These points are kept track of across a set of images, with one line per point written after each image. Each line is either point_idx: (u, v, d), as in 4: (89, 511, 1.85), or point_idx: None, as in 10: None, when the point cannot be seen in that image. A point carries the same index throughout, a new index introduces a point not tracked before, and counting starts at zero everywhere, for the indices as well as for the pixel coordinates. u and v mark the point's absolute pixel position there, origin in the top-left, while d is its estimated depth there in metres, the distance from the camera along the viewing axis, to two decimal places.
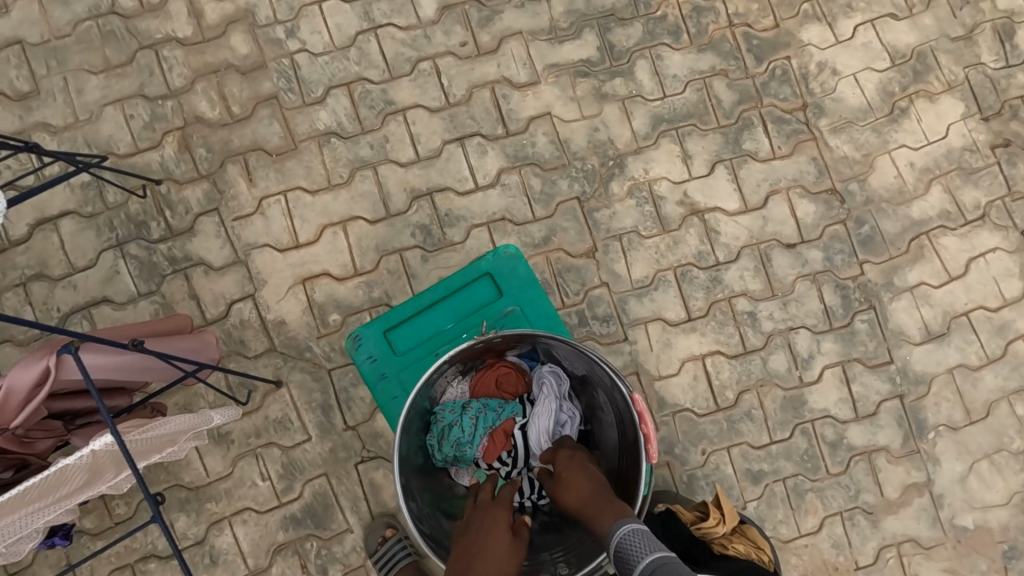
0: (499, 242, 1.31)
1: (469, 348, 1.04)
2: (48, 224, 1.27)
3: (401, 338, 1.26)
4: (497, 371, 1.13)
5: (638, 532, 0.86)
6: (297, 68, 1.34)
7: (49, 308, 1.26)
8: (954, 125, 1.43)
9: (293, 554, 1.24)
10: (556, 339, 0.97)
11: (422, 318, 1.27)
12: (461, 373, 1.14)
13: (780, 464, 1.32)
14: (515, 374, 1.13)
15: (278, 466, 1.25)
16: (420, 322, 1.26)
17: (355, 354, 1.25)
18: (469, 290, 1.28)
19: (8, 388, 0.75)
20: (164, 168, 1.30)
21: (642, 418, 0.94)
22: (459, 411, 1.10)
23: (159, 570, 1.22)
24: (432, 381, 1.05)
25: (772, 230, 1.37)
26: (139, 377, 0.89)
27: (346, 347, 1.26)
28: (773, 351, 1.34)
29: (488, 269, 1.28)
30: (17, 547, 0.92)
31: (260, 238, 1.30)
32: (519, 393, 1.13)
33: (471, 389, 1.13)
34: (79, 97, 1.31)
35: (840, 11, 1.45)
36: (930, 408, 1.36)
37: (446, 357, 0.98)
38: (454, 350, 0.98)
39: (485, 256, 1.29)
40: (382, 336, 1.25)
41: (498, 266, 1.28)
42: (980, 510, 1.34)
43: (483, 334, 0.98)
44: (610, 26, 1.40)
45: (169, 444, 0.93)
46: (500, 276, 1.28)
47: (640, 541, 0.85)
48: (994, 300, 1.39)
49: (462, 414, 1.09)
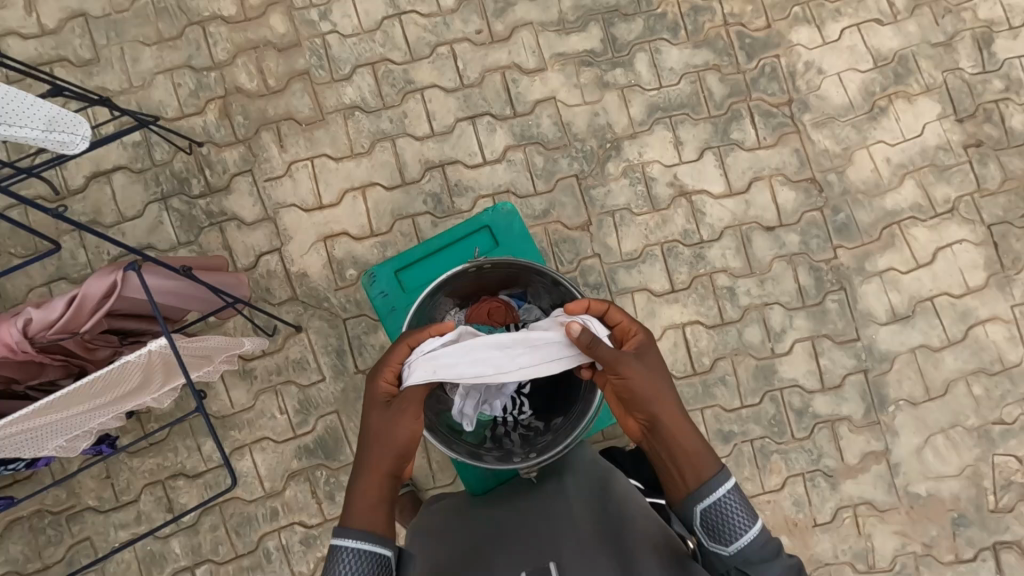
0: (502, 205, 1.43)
1: (462, 276, 1.16)
2: (102, 177, 1.43)
3: (411, 278, 1.34)
4: (489, 305, 1.22)
5: (737, 497, 0.82)
6: (328, 48, 1.49)
7: (101, 251, 1.42)
8: (930, 125, 1.54)
9: (304, 481, 1.39)
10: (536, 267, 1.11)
11: (428, 262, 1.35)
12: (459, 304, 1.26)
13: (749, 427, 1.45)
14: (505, 308, 1.22)
15: (295, 401, 1.40)
16: (426, 265, 1.35)
17: (369, 288, 1.33)
18: (470, 240, 1.36)
19: (82, 295, 0.89)
20: (206, 132, 1.45)
21: None
22: None
23: (186, 487, 1.37)
24: (430, 303, 1.16)
25: (754, 214, 1.50)
26: (186, 301, 1.04)
27: (362, 283, 1.35)
28: (748, 323, 1.47)
29: (487, 222, 1.36)
30: (75, 443, 1.07)
31: (289, 198, 1.45)
32: (507, 323, 1.22)
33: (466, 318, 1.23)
34: (133, 65, 1.46)
35: (829, 15, 1.56)
36: (892, 384, 1.47)
37: (443, 278, 1.11)
38: (448, 272, 1.11)
39: (485, 211, 1.37)
40: (393, 275, 1.34)
41: (496, 220, 1.36)
42: (933, 480, 1.45)
43: (474, 259, 1.11)
44: (614, 21, 1.53)
45: (205, 361, 1.08)
46: (498, 229, 1.36)
47: (740, 510, 0.81)
48: (958, 288, 1.50)
49: None
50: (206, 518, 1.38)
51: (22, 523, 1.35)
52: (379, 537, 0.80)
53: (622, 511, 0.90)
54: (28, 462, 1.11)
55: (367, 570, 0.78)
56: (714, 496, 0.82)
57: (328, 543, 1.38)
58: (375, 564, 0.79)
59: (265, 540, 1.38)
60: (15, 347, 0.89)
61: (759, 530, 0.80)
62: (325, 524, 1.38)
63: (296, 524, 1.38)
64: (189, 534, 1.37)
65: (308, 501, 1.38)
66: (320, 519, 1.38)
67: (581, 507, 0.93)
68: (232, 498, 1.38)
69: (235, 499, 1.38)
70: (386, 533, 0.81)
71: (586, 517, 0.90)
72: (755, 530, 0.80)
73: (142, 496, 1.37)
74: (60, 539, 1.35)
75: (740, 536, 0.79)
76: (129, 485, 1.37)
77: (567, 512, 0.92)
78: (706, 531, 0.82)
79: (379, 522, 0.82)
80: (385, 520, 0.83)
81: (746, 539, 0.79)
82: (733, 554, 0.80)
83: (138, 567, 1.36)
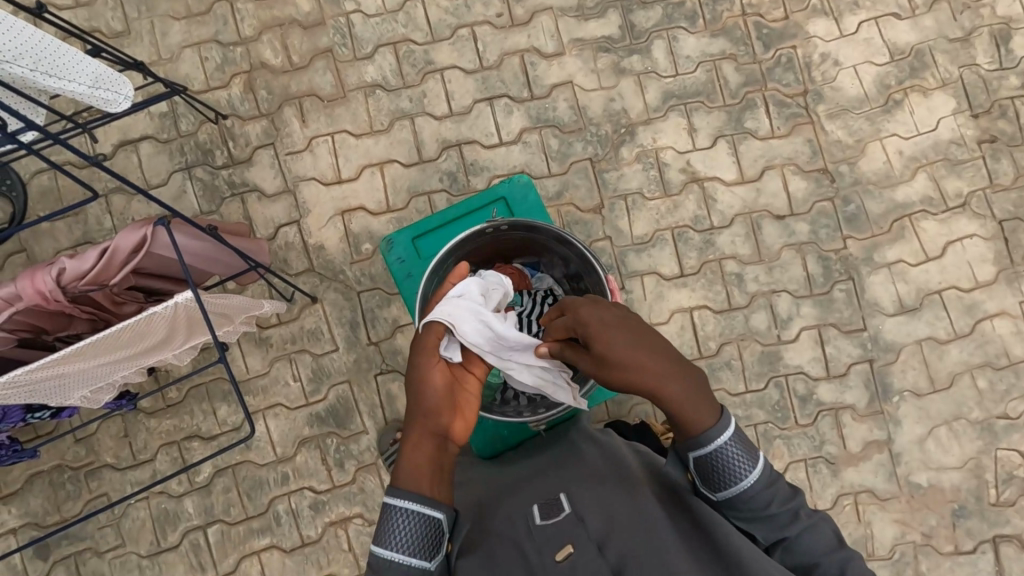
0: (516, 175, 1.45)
1: (480, 239, 1.20)
2: (129, 146, 1.47)
3: (427, 245, 1.37)
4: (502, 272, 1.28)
5: (736, 444, 0.82)
6: (352, 26, 1.52)
7: (126, 217, 1.46)
8: (945, 120, 1.55)
9: (315, 448, 1.42)
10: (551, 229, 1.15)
11: (446, 230, 1.38)
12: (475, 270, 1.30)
13: (752, 411, 1.46)
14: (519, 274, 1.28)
15: (308, 370, 1.44)
16: (444, 233, 1.38)
17: (387, 254, 1.36)
18: (486, 211, 1.39)
19: (113, 249, 0.92)
20: (231, 105, 1.49)
21: (613, 293, 1.12)
22: None
23: (201, 449, 1.41)
24: (448, 264, 1.19)
25: (765, 202, 1.51)
26: (210, 263, 1.08)
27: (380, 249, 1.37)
28: (755, 310, 1.49)
29: (503, 194, 1.39)
30: (98, 395, 1.12)
31: (309, 172, 1.48)
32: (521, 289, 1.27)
33: None
34: (163, 39, 1.51)
35: (847, 8, 1.57)
36: (897, 374, 1.48)
37: (462, 238, 1.16)
38: (467, 232, 1.15)
39: (501, 183, 1.40)
40: (410, 242, 1.36)
41: (512, 192, 1.39)
42: (935, 471, 1.46)
43: (492, 220, 1.15)
44: (633, 8, 1.55)
45: (226, 320, 1.14)
46: (513, 201, 1.39)
47: (740, 457, 0.82)
48: (967, 281, 1.51)
49: None
50: (219, 480, 1.42)
51: (42, 477, 1.40)
52: (424, 498, 0.83)
53: (616, 449, 1.04)
54: (52, 411, 1.16)
55: (415, 530, 0.81)
56: (708, 451, 0.82)
57: (336, 509, 1.41)
58: (421, 525, 0.82)
59: (275, 504, 1.41)
60: (48, 296, 0.92)
61: (759, 470, 0.82)
62: (333, 490, 1.42)
63: (306, 489, 1.42)
64: (202, 495, 1.41)
65: (318, 468, 1.42)
66: (328, 485, 1.42)
67: (580, 448, 1.07)
68: (245, 461, 1.42)
69: (247, 462, 1.42)
70: (429, 493, 0.84)
71: (587, 454, 1.04)
72: (755, 474, 0.82)
73: (158, 456, 1.41)
74: (78, 495, 1.40)
75: (739, 482, 0.82)
76: (146, 445, 1.41)
77: (576, 456, 1.05)
78: (703, 479, 0.85)
79: (423, 481, 0.84)
80: (429, 479, 0.85)
81: (747, 481, 0.82)
82: (721, 499, 0.85)
83: (152, 524, 1.41)
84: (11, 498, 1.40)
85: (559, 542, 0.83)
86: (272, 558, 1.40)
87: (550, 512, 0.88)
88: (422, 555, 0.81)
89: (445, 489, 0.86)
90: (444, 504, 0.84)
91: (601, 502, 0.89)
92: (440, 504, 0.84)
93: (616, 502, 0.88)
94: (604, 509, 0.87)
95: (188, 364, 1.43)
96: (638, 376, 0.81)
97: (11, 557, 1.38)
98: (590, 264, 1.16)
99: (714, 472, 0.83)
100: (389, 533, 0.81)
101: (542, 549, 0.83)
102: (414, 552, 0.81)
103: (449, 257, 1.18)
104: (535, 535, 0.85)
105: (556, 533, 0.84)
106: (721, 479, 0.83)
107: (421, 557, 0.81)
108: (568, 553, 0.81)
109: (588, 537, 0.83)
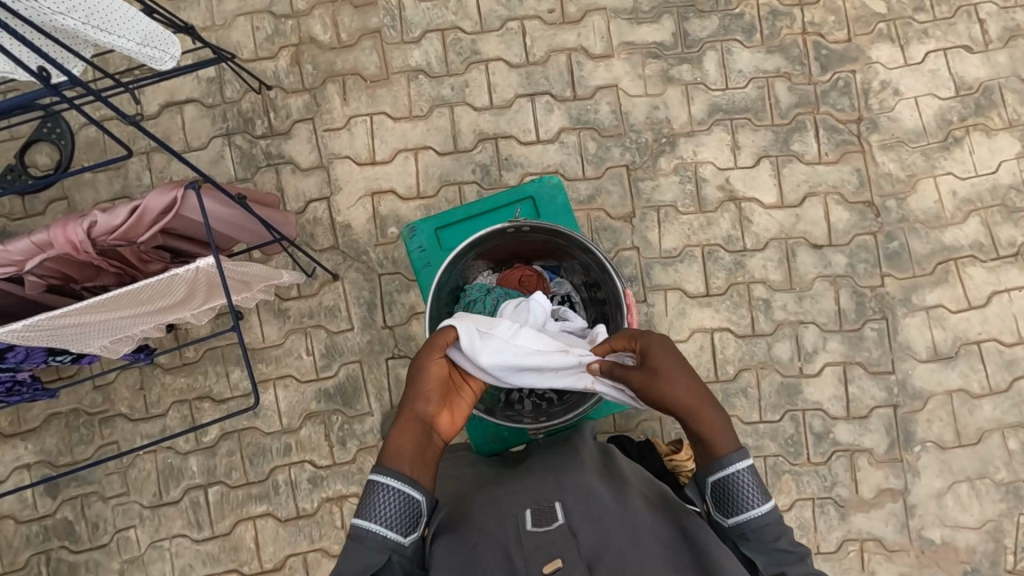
0: (545, 175, 1.44)
1: (500, 238, 1.19)
2: (175, 107, 1.51)
3: (449, 237, 1.37)
4: (521, 273, 1.25)
5: (752, 476, 0.85)
6: (402, 9, 1.52)
7: (164, 176, 1.50)
8: (1006, 163, 1.47)
9: (319, 423, 1.44)
10: (573, 236, 1.13)
11: (469, 224, 1.37)
12: (492, 268, 1.29)
13: (764, 442, 1.42)
14: (536, 278, 1.25)
15: (322, 346, 1.45)
16: (466, 226, 1.37)
17: (408, 241, 1.36)
18: (513, 210, 1.38)
19: (143, 207, 0.93)
20: (276, 77, 1.51)
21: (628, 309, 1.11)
22: (483, 292, 1.22)
23: (210, 409, 1.44)
24: (467, 258, 1.20)
25: (803, 228, 1.46)
26: (235, 233, 1.08)
27: (402, 235, 1.38)
28: (779, 338, 1.44)
29: (531, 193, 1.38)
30: (117, 346, 1.14)
31: (344, 151, 1.49)
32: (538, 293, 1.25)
33: (497, 281, 1.27)
34: (217, 5, 1.53)
35: (915, 36, 1.50)
36: (921, 423, 1.42)
37: (481, 235, 1.14)
38: (488, 229, 1.13)
39: (531, 182, 1.39)
40: (433, 232, 1.37)
41: (540, 191, 1.37)
42: (950, 528, 1.40)
43: (515, 221, 1.13)
44: (688, 15, 1.51)
45: (245, 288, 1.15)
46: (541, 201, 1.38)
47: (755, 488, 0.84)
48: (1009, 335, 1.43)
49: (486, 294, 1.22)
50: (224, 443, 1.44)
51: (59, 418, 1.45)
52: (406, 477, 0.85)
53: (615, 468, 1.02)
54: (72, 356, 1.18)
55: (395, 506, 0.83)
56: (727, 473, 0.84)
57: (333, 486, 1.42)
58: (401, 501, 0.84)
59: (275, 473, 1.43)
60: (78, 246, 0.93)
61: (768, 506, 0.83)
62: (333, 467, 1.43)
63: (306, 463, 1.43)
64: (206, 454, 1.44)
65: (320, 444, 1.43)
66: (328, 462, 1.43)
67: (579, 457, 1.04)
68: (250, 428, 1.44)
69: (253, 429, 1.44)
70: (409, 472, 0.86)
71: (587, 466, 1.01)
72: (763, 508, 0.83)
73: (169, 412, 1.45)
74: (90, 439, 1.44)
75: (746, 509, 0.83)
76: (159, 399, 1.45)
77: (575, 461, 1.04)
78: (716, 503, 0.86)
79: (405, 459, 0.87)
80: (412, 460, 0.87)
81: (757, 510, 0.83)
82: (730, 526, 0.85)
83: (156, 477, 1.44)
84: (29, 434, 1.45)
85: (547, 554, 0.80)
86: (267, 525, 1.43)
87: (542, 521, 0.87)
88: (399, 529, 0.83)
89: (428, 473, 0.88)
90: (426, 487, 0.86)
91: (596, 519, 0.86)
92: (421, 486, 0.86)
93: (612, 522, 0.85)
94: (598, 526, 0.84)
95: (207, 327, 1.46)
96: (687, 384, 0.89)
97: (23, 491, 1.44)
98: (610, 275, 1.13)
99: (725, 495, 0.85)
100: (372, 505, 0.83)
101: (529, 558, 0.81)
102: (392, 525, 0.83)
103: (469, 251, 1.19)
104: (523, 541, 0.84)
105: (547, 542, 0.82)
106: (729, 500, 0.84)
107: (398, 531, 0.83)
108: (555, 566, 0.78)
109: (577, 553, 0.80)
